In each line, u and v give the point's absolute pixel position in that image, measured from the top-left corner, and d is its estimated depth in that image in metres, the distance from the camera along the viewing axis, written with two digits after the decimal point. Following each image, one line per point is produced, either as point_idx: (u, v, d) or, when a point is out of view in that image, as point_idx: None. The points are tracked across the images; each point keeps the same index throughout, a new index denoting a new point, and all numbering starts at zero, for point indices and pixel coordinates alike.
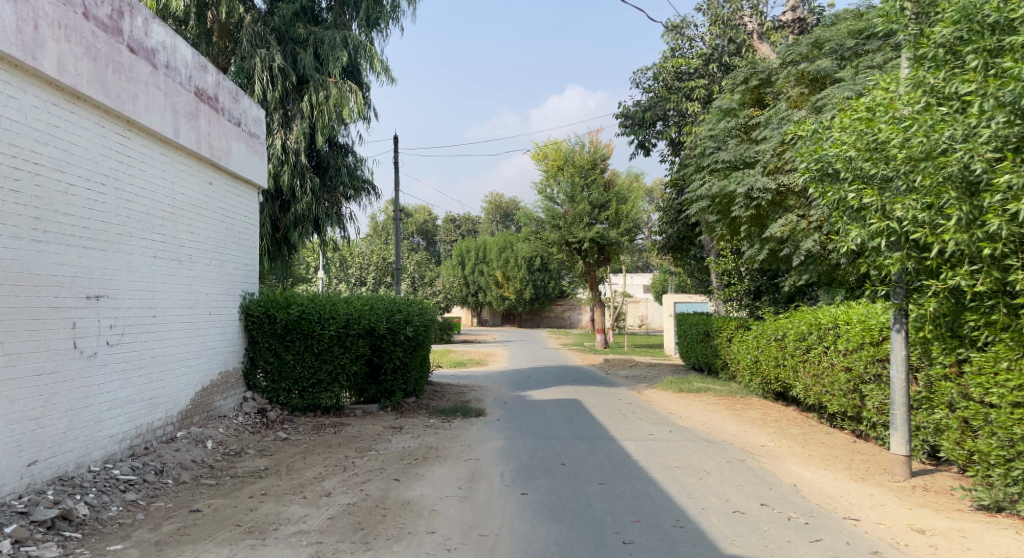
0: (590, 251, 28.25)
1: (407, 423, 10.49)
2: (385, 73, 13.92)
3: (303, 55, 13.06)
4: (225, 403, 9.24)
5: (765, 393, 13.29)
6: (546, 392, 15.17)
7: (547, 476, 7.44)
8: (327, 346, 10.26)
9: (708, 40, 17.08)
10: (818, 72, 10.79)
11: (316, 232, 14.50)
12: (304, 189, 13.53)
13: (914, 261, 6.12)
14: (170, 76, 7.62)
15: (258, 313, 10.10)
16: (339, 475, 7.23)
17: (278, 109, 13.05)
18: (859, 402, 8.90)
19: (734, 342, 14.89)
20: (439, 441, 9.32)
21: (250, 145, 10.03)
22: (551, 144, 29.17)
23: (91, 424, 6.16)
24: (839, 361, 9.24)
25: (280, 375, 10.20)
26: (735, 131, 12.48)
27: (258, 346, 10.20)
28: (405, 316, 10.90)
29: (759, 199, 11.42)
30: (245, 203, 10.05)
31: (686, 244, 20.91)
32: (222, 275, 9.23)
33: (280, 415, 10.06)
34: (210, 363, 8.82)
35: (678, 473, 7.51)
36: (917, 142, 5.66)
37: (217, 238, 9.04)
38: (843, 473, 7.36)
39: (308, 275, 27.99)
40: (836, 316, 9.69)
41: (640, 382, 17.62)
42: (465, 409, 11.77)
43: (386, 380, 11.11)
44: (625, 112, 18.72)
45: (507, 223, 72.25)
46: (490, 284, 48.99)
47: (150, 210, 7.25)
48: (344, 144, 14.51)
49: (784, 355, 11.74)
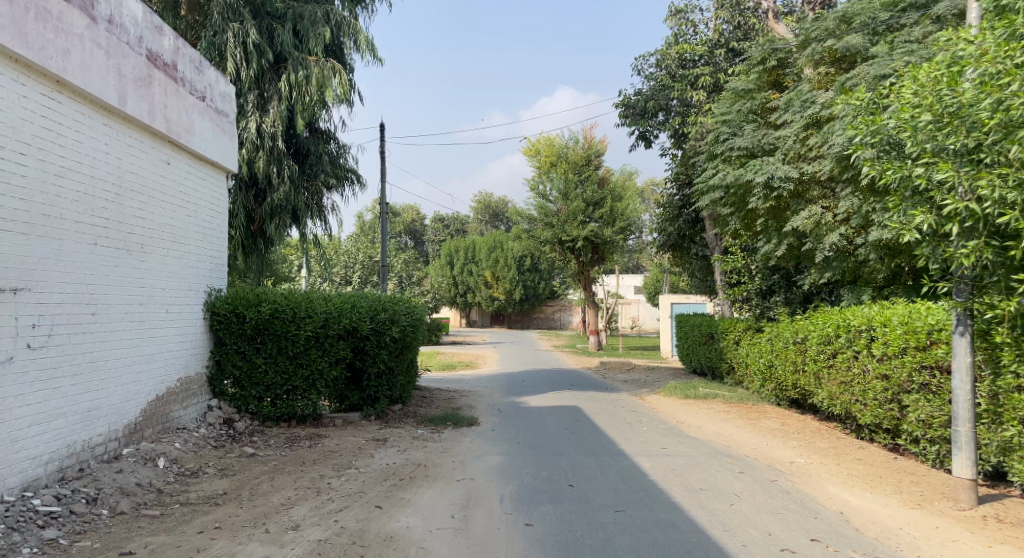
0: (584, 249, 27.18)
1: (392, 434, 9.49)
2: (371, 53, 12.86)
3: (281, 32, 12.00)
4: (186, 413, 8.17)
5: (778, 400, 12.38)
6: (543, 398, 14.16)
7: (555, 501, 6.43)
8: (303, 348, 9.18)
9: (715, 26, 16.53)
10: (846, 49, 9.74)
11: (295, 225, 13.36)
12: (280, 176, 12.47)
13: (994, 252, 5.23)
14: (114, 33, 6.54)
15: (225, 312, 9.01)
16: (310, 501, 6.18)
17: (253, 90, 12.00)
18: (899, 413, 8.01)
19: (743, 345, 14.03)
20: (428, 456, 8.29)
21: (217, 123, 8.93)
22: (545, 140, 28.23)
23: (4, 444, 5.20)
24: (873, 368, 8.39)
25: (250, 381, 9.12)
26: (751, 115, 11.46)
27: (225, 348, 9.11)
28: (391, 315, 10.03)
29: (779, 188, 10.36)
30: (210, 187, 8.92)
31: (686, 243, 19.83)
32: (182, 267, 8.13)
33: (250, 426, 8.97)
34: (167, 369, 7.74)
35: (705, 498, 6.52)
36: (1018, 103, 4.73)
37: (176, 225, 7.96)
38: (895, 497, 6.41)
39: (291, 273, 26.92)
40: (869, 317, 8.76)
41: (640, 387, 16.60)
42: (456, 418, 10.73)
43: (369, 386, 10.16)
44: (626, 101, 17.71)
45: (496, 223, 71.30)
46: (479, 285, 47.89)
47: (90, 189, 6.24)
48: (325, 130, 13.44)
49: (804, 359, 10.79)
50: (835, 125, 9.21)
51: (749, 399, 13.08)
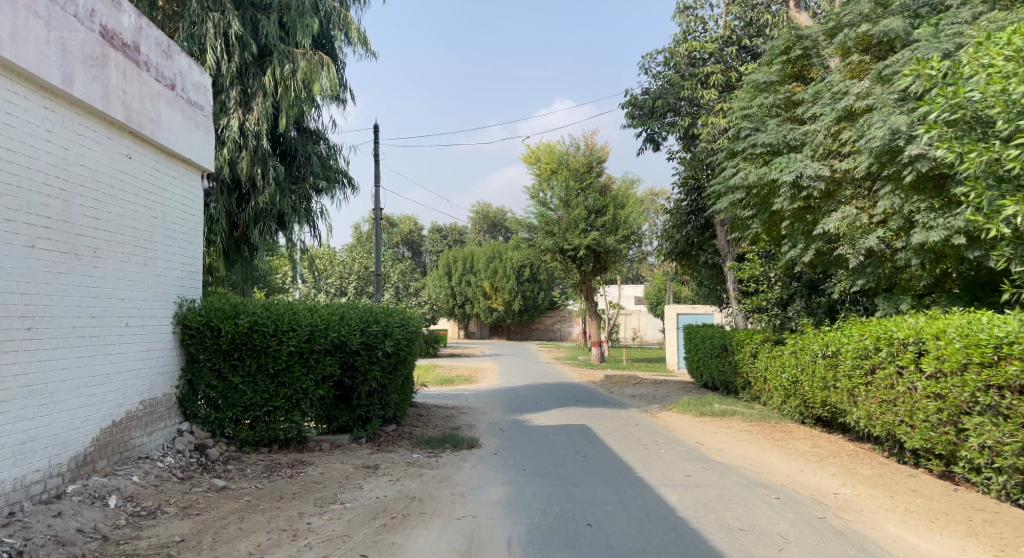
0: (586, 258, 26.26)
1: (385, 460, 8.55)
2: (363, 45, 11.99)
3: (266, 22, 11.10)
4: (151, 441, 7.22)
5: (804, 418, 11.45)
6: (548, 415, 13.17)
7: (572, 545, 5.51)
8: (285, 365, 8.24)
9: (726, 22, 15.77)
10: (884, 33, 8.87)
11: (281, 230, 12.41)
12: (266, 178, 11.53)
13: None
14: (59, 3, 5.76)
15: (198, 326, 8.05)
16: (284, 548, 5.27)
17: (236, 85, 11.09)
18: (956, 438, 7.15)
19: (761, 358, 13.12)
20: (424, 488, 7.35)
21: (190, 115, 8.04)
22: (544, 147, 27.31)
23: None
24: (923, 386, 7.53)
25: (226, 402, 8.15)
26: (775, 109, 10.54)
27: (198, 365, 8.14)
28: (384, 327, 9.09)
29: (810, 188, 9.48)
30: (182, 187, 7.98)
31: (694, 251, 18.91)
32: (147, 275, 7.21)
33: (226, 453, 8.01)
34: (127, 392, 6.80)
35: (747, 540, 5.60)
36: None
37: (141, 229, 7.08)
38: (970, 542, 5.51)
39: (283, 284, 25.89)
40: (915, 328, 7.87)
41: (650, 402, 15.62)
42: (455, 440, 9.77)
43: (360, 405, 9.22)
44: (633, 101, 16.66)
45: (494, 234, 70.42)
46: (477, 295, 46.94)
47: (23, 182, 5.44)
48: (314, 129, 12.54)
49: (834, 375, 9.87)
50: (874, 117, 8.34)
51: (771, 416, 12.13)
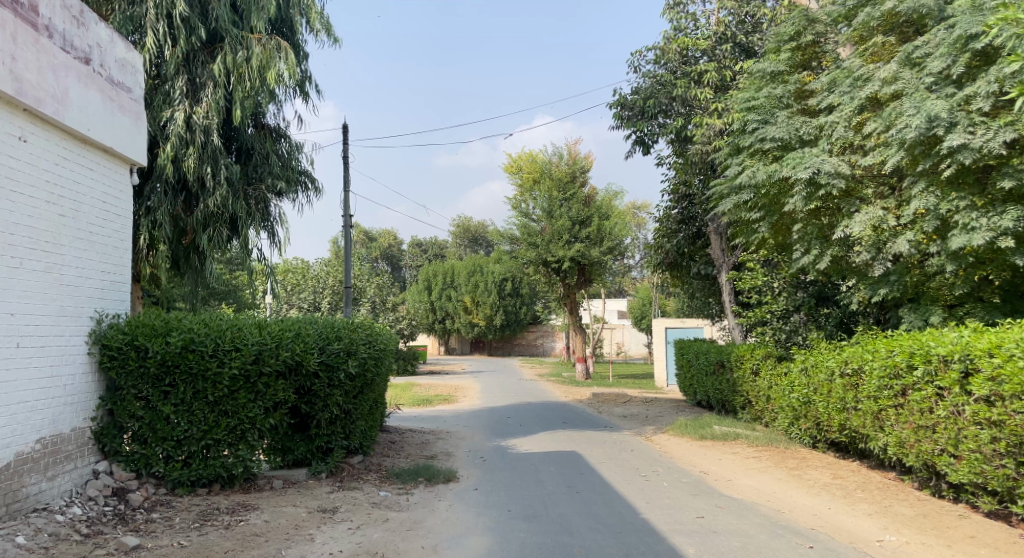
0: (569, 271, 25.02)
1: (344, 501, 7.27)
2: (326, 32, 10.85)
3: (216, 4, 9.91)
4: (52, 489, 5.94)
5: (816, 443, 10.34)
6: (534, 441, 11.90)
7: None
8: (228, 391, 6.96)
9: (719, 17, 14.79)
10: (913, 10, 7.93)
11: (235, 237, 11.09)
12: (217, 178, 10.22)
13: None
14: None
15: (121, 347, 6.73)
16: None
17: (182, 73, 9.86)
18: (1016, 473, 6.08)
19: (764, 375, 12.00)
20: (388, 538, 6.11)
21: (112, 97, 6.80)
22: (526, 155, 26.42)
23: None
24: (973, 409, 6.45)
25: (154, 436, 6.82)
26: (784, 100, 9.52)
27: (120, 393, 6.80)
28: (346, 345, 7.86)
29: (828, 186, 8.41)
30: (104, 182, 6.72)
31: (686, 261, 17.81)
32: (52, 286, 6.01)
33: (153, 497, 6.67)
34: (16, 429, 5.58)
35: None
36: None
37: (46, 229, 5.92)
38: None
39: (252, 298, 24.40)
40: (960, 342, 6.82)
41: (643, 424, 14.40)
42: (430, 472, 8.51)
43: (319, 436, 7.96)
44: (622, 100, 15.60)
45: (474, 248, 69.17)
46: (458, 310, 45.62)
47: None
48: (273, 125, 11.35)
49: (854, 395, 8.76)
50: (906, 103, 7.35)
51: (777, 440, 10.99)
